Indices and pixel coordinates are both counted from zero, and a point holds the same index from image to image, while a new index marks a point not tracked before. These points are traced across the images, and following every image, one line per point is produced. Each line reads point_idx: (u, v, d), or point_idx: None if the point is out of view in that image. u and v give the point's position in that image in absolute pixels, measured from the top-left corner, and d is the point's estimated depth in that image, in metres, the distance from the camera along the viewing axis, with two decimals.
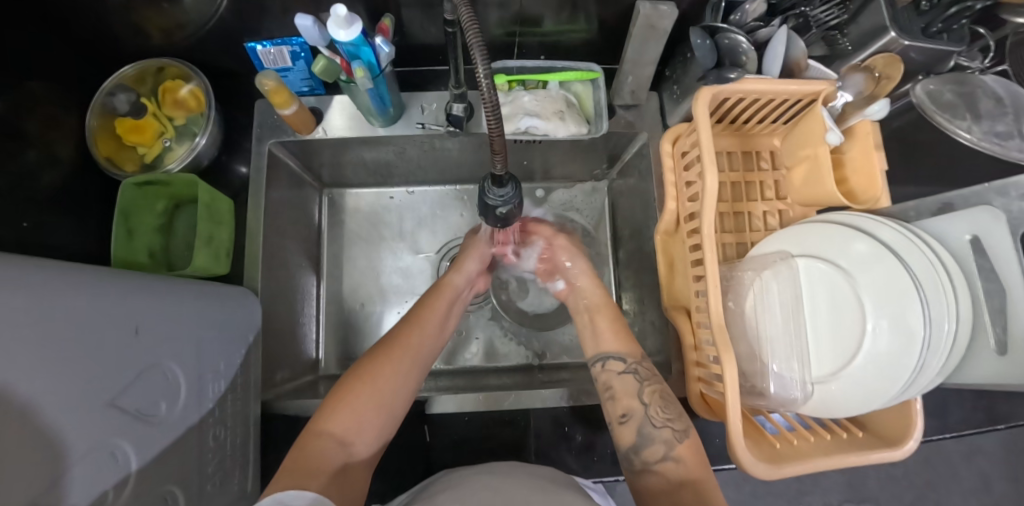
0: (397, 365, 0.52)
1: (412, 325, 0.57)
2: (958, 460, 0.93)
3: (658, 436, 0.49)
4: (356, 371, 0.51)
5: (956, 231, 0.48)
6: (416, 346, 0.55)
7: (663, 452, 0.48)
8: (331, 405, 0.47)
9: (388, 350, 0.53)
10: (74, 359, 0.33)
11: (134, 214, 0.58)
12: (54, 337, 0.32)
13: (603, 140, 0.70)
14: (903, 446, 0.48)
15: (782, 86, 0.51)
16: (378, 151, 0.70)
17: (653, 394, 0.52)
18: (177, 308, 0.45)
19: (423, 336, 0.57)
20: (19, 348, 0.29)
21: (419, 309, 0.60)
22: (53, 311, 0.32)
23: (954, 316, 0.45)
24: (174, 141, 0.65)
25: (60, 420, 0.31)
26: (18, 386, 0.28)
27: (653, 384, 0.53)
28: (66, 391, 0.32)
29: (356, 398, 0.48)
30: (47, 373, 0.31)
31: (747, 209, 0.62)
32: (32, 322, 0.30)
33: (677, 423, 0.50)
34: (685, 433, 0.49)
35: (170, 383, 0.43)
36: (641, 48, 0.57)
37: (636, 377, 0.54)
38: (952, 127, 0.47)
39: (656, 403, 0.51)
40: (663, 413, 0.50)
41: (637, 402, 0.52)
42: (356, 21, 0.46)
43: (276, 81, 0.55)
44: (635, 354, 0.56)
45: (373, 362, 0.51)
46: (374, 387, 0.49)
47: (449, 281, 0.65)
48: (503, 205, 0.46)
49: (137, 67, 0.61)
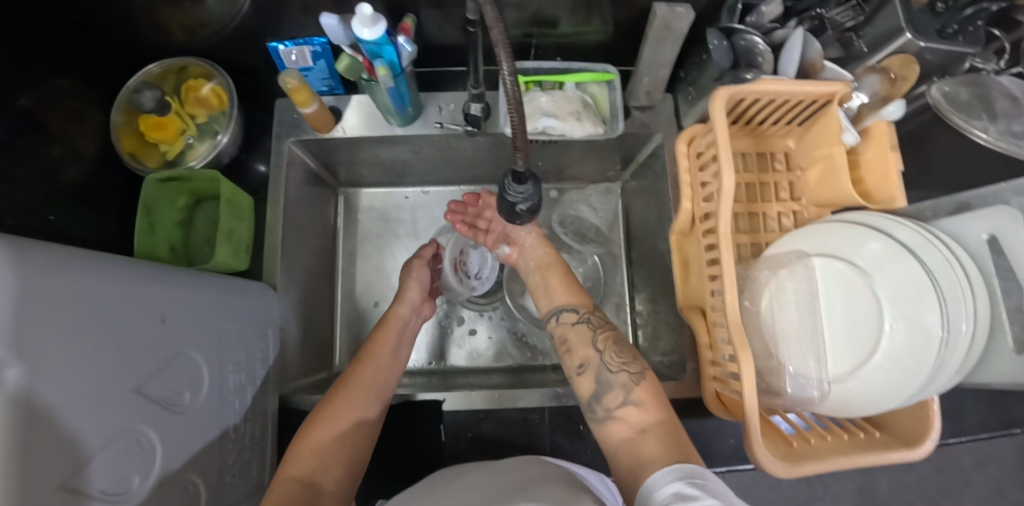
0: (354, 403, 0.52)
1: (364, 363, 0.57)
2: (970, 466, 0.92)
3: (615, 381, 0.48)
4: (315, 414, 0.50)
5: (972, 231, 0.48)
6: (370, 384, 0.55)
7: (622, 397, 0.46)
8: (295, 449, 0.47)
9: (342, 389, 0.53)
10: (105, 346, 0.34)
11: (156, 208, 0.59)
12: (89, 322, 0.32)
13: (618, 141, 0.71)
14: (921, 446, 0.48)
15: (798, 87, 0.51)
16: (394, 150, 0.71)
17: (607, 342, 0.52)
18: (202, 299, 0.46)
19: (377, 373, 0.57)
20: (56, 331, 0.29)
21: (370, 347, 0.60)
22: (91, 297, 0.33)
23: (972, 315, 0.45)
24: (196, 139, 0.65)
25: (89, 406, 0.32)
26: (52, 368, 0.29)
27: (606, 332, 0.53)
28: (95, 378, 0.32)
29: (320, 440, 0.48)
30: (78, 360, 0.31)
31: (762, 210, 0.62)
32: (72, 307, 0.31)
33: (632, 365, 0.49)
34: (642, 375, 0.48)
35: (194, 373, 0.43)
36: (656, 49, 0.58)
37: (590, 325, 0.54)
38: (970, 126, 0.48)
39: (610, 349, 0.51)
40: (620, 358, 0.50)
41: (591, 350, 0.51)
42: (381, 20, 0.47)
43: (298, 80, 0.56)
44: (587, 304, 0.57)
45: (330, 404, 0.51)
46: (334, 428, 0.49)
47: (395, 314, 0.65)
48: (523, 202, 0.47)
49: (162, 65, 0.63)
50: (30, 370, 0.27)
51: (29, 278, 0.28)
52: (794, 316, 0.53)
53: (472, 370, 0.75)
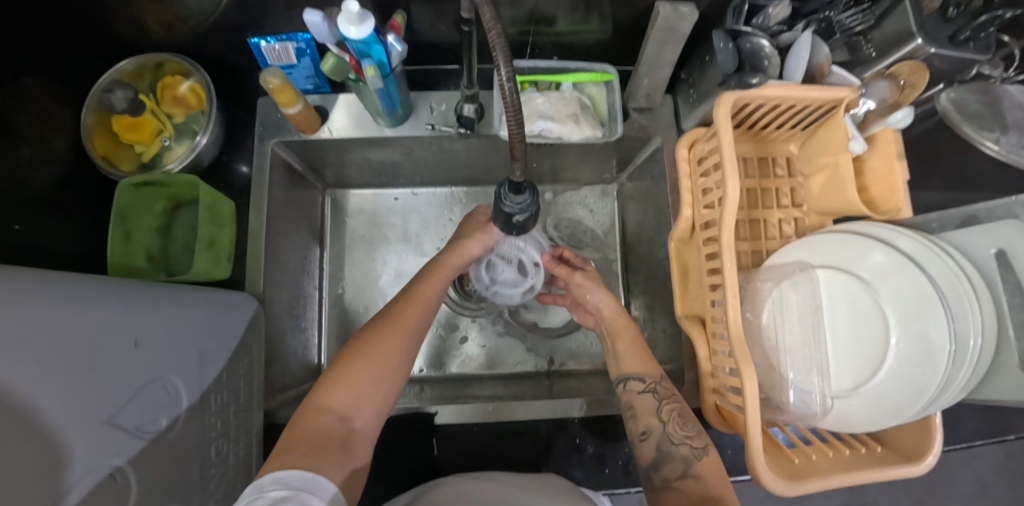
0: (395, 341, 0.49)
1: (405, 302, 0.53)
2: (956, 465, 0.92)
3: (677, 454, 0.48)
4: (353, 347, 0.48)
5: (980, 245, 0.47)
6: (412, 321, 0.51)
7: (681, 470, 0.47)
8: (332, 380, 0.45)
9: (387, 324, 0.50)
10: (74, 375, 0.31)
11: (132, 216, 0.56)
12: (53, 352, 0.30)
13: (616, 144, 0.68)
14: (921, 462, 0.47)
15: (806, 92, 0.49)
16: (384, 151, 0.68)
17: (672, 412, 0.51)
18: (178, 317, 0.43)
19: (422, 311, 0.52)
20: (16, 359, 0.27)
21: (414, 285, 0.55)
22: (52, 324, 0.31)
23: (980, 332, 0.44)
24: (173, 140, 0.62)
25: (58, 441, 0.29)
26: (15, 406, 0.26)
27: (672, 403, 0.52)
28: (65, 410, 0.30)
29: (358, 374, 0.45)
30: (44, 391, 0.29)
31: (763, 217, 0.60)
32: (37, 335, 0.29)
33: (695, 440, 0.49)
34: (705, 451, 0.48)
35: (171, 396, 0.41)
36: (658, 50, 0.56)
37: (657, 396, 0.52)
38: (980, 137, 0.48)
39: (675, 422, 0.50)
40: (682, 431, 0.50)
41: (655, 419, 0.51)
42: (369, 17, 0.44)
43: (281, 79, 0.53)
44: (654, 374, 0.54)
45: (373, 338, 0.48)
46: (374, 362, 0.47)
47: (446, 263, 0.58)
48: (520, 213, 0.45)
49: (134, 61, 0.59)
50: None
51: None
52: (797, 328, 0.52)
53: (468, 378, 0.73)
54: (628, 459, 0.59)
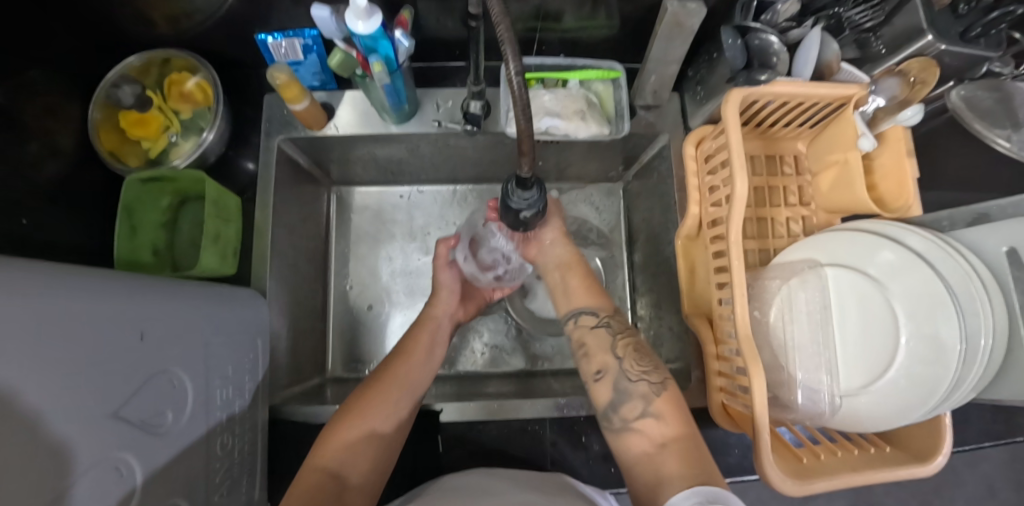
0: (387, 396, 0.52)
1: (398, 358, 0.57)
2: (962, 466, 0.91)
3: (635, 390, 0.48)
4: (348, 405, 0.50)
5: (991, 242, 0.47)
6: (406, 374, 0.55)
7: (641, 409, 0.47)
8: (325, 439, 0.47)
9: (378, 380, 0.53)
10: (79, 369, 0.31)
11: (137, 211, 0.55)
12: (61, 344, 0.30)
13: (622, 141, 0.68)
14: (932, 462, 0.47)
15: (815, 89, 0.49)
16: (390, 148, 0.68)
17: (627, 348, 0.52)
18: (184, 311, 0.43)
19: (411, 364, 0.56)
20: (24, 354, 0.27)
21: (405, 344, 0.59)
22: (60, 316, 0.30)
23: (990, 332, 0.44)
24: (180, 136, 0.62)
25: (60, 435, 0.29)
26: (21, 400, 0.26)
27: (627, 339, 0.53)
28: (68, 403, 0.30)
29: (350, 431, 0.48)
30: (52, 381, 0.29)
31: (771, 215, 0.60)
32: (44, 330, 0.29)
33: (652, 375, 0.49)
34: (663, 385, 0.48)
35: (177, 391, 0.41)
36: (665, 47, 0.55)
37: (609, 330, 0.54)
38: (992, 135, 0.52)
39: (630, 357, 0.51)
40: (639, 366, 0.50)
41: (610, 357, 0.52)
42: (377, 13, 0.44)
43: (288, 75, 0.52)
44: (605, 309, 0.57)
45: (364, 396, 0.51)
46: (365, 417, 0.49)
47: (430, 315, 0.64)
48: (527, 209, 0.44)
49: (142, 58, 0.58)
50: None
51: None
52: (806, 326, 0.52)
53: (476, 375, 0.73)
54: None
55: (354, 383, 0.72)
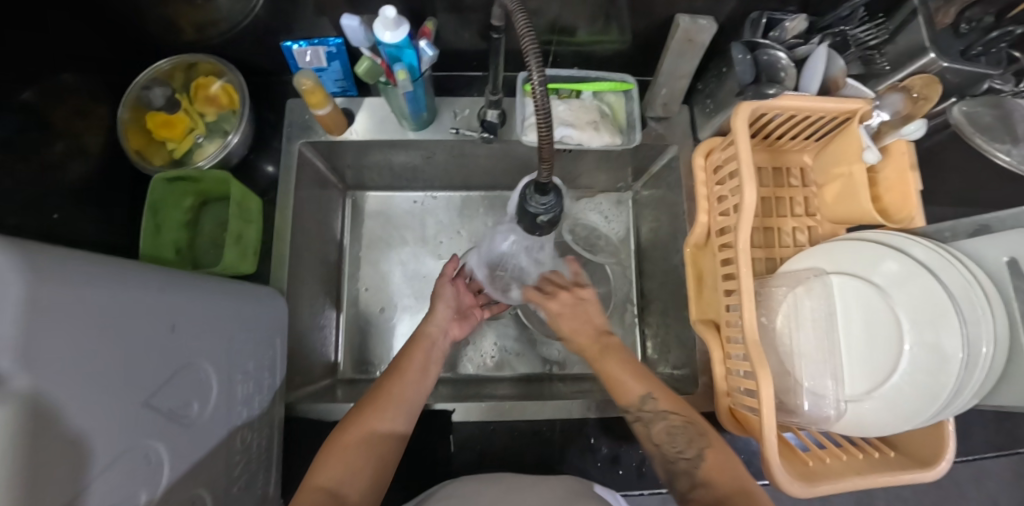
0: (382, 412, 0.52)
1: (393, 376, 0.56)
2: (966, 480, 0.92)
3: (679, 470, 0.49)
4: (347, 423, 0.51)
5: (992, 252, 0.48)
6: (401, 393, 0.54)
7: (690, 482, 0.48)
8: (325, 455, 0.48)
9: (377, 396, 0.53)
10: (113, 357, 0.32)
11: (163, 210, 0.57)
12: (99, 331, 0.31)
13: (632, 152, 0.70)
14: (935, 467, 0.48)
15: (821, 104, 0.51)
16: (406, 154, 0.70)
17: (661, 432, 0.51)
18: (210, 304, 0.44)
19: (405, 382, 0.56)
20: (66, 339, 0.28)
21: (398, 363, 0.58)
22: (99, 304, 0.32)
23: (993, 339, 0.44)
24: (205, 138, 0.64)
25: (94, 417, 0.30)
26: (61, 381, 0.27)
27: (659, 423, 0.51)
28: (102, 390, 0.31)
29: (348, 448, 0.48)
30: (88, 366, 0.30)
31: (777, 225, 0.62)
32: (83, 318, 0.30)
33: (689, 452, 0.49)
34: (700, 457, 0.49)
35: (201, 383, 0.42)
36: (676, 62, 0.58)
37: (642, 422, 0.52)
38: (991, 148, 0.53)
39: (665, 442, 0.51)
40: (674, 447, 0.50)
41: (651, 445, 0.52)
42: (404, 23, 0.46)
43: (313, 82, 0.55)
44: (630, 401, 0.53)
45: (364, 409, 0.52)
46: (360, 436, 0.49)
47: (423, 332, 0.63)
48: (544, 213, 0.46)
49: (171, 61, 0.61)
50: (37, 385, 0.25)
51: (40, 284, 0.27)
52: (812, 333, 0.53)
53: (481, 379, 0.74)
54: (642, 460, 0.59)
55: (364, 383, 0.73)
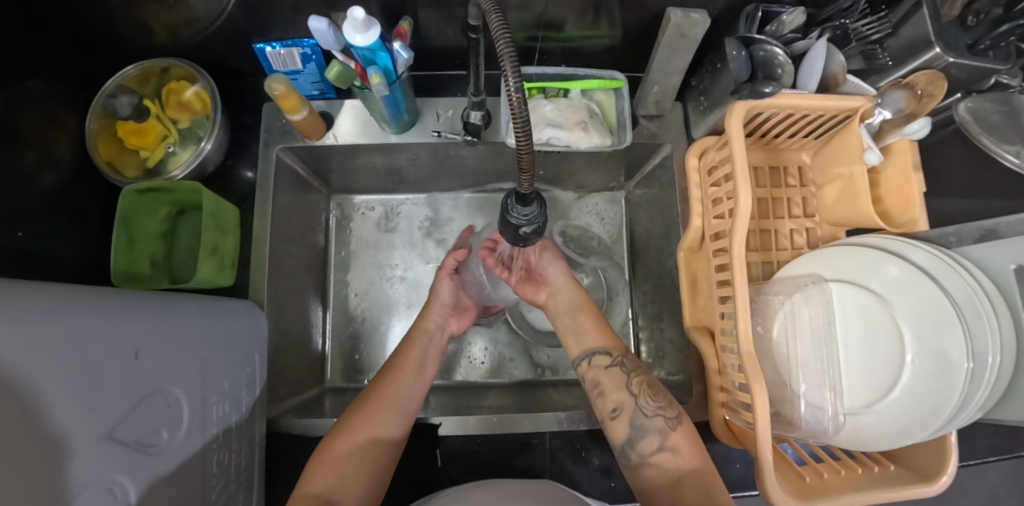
0: (375, 415, 0.51)
1: (388, 377, 0.56)
2: (966, 476, 0.87)
3: (650, 426, 0.48)
4: (336, 430, 0.50)
5: (998, 260, 0.46)
6: (395, 393, 0.54)
7: (657, 443, 0.47)
8: (316, 462, 0.47)
9: (368, 401, 0.52)
10: (73, 390, 0.30)
11: (136, 222, 0.55)
12: (54, 366, 0.29)
13: (624, 151, 0.68)
14: (936, 482, 0.46)
15: (822, 102, 0.48)
16: (390, 157, 0.68)
17: (641, 385, 0.52)
18: (177, 326, 0.42)
19: (401, 383, 0.55)
20: (19, 379, 0.26)
21: (394, 361, 0.59)
22: (52, 336, 0.30)
23: (998, 349, 0.43)
24: (178, 145, 0.62)
25: (58, 458, 0.28)
26: (16, 425, 0.26)
27: (640, 376, 0.53)
28: (64, 430, 0.29)
29: (340, 456, 0.47)
30: (46, 404, 0.28)
31: (774, 227, 0.59)
32: (34, 353, 0.28)
33: (667, 410, 0.50)
34: (677, 420, 0.49)
35: (172, 409, 0.40)
36: (668, 57, 0.55)
37: (623, 369, 0.54)
38: (999, 149, 0.50)
39: (645, 394, 0.51)
40: (654, 403, 0.50)
41: (625, 394, 0.51)
42: (375, 24, 0.44)
43: (287, 86, 0.52)
44: (619, 348, 0.57)
45: (356, 413, 0.51)
46: (357, 441, 0.49)
47: (420, 328, 0.64)
48: (526, 225, 0.44)
49: (140, 67, 0.58)
50: None
51: None
52: (810, 344, 0.50)
53: (475, 385, 0.72)
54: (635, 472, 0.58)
55: (352, 392, 0.71)
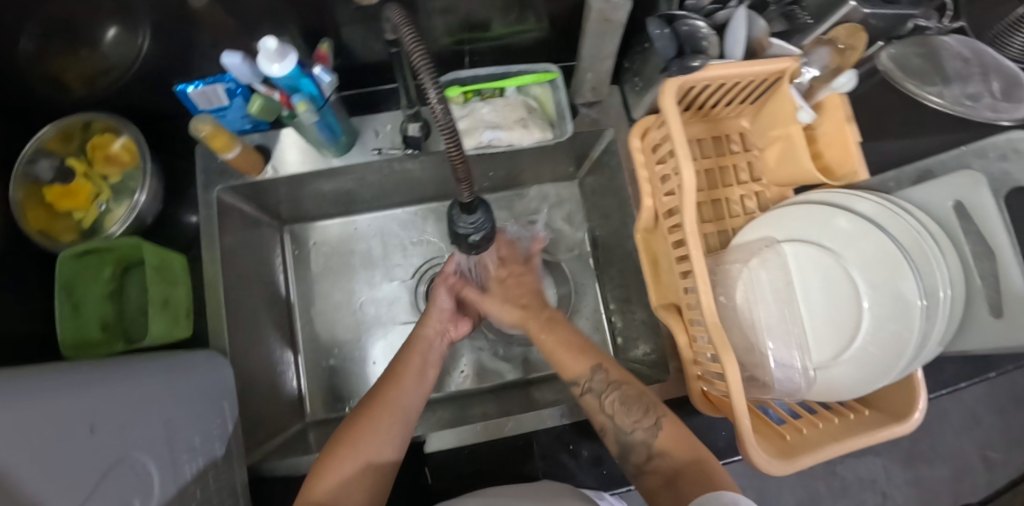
0: (378, 425, 0.48)
1: (389, 383, 0.53)
2: (949, 401, 0.90)
3: (635, 441, 0.47)
4: (340, 435, 0.48)
5: (937, 199, 0.48)
6: (397, 401, 0.51)
7: (646, 452, 0.46)
8: (315, 474, 0.45)
9: (369, 409, 0.50)
10: (42, 462, 0.29)
11: (78, 286, 0.53)
12: (20, 439, 0.28)
13: (569, 141, 0.68)
14: (910, 420, 0.47)
15: (748, 68, 0.48)
16: (337, 181, 0.66)
17: (614, 403, 0.49)
18: (130, 392, 0.41)
19: (402, 388, 0.53)
20: None
21: (395, 366, 0.56)
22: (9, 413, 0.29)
23: (948, 283, 0.45)
24: (112, 202, 0.60)
25: None
26: None
27: (612, 393, 0.50)
28: (45, 492, 0.28)
29: (339, 466, 0.45)
30: (22, 481, 0.27)
31: (725, 196, 0.60)
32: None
33: (645, 421, 0.47)
34: (658, 426, 0.47)
35: (140, 477, 0.38)
36: (598, 41, 0.54)
37: (595, 394, 0.51)
38: (923, 92, 0.48)
39: (618, 412, 0.49)
40: (629, 418, 0.48)
41: (604, 417, 0.50)
42: (290, 52, 0.43)
43: (213, 125, 0.50)
44: (584, 372, 0.52)
45: (356, 422, 0.49)
46: (359, 451, 0.46)
47: (420, 335, 0.61)
48: (474, 233, 0.43)
49: (59, 126, 0.55)
50: None
51: None
52: (771, 305, 0.51)
53: (462, 396, 0.72)
54: None
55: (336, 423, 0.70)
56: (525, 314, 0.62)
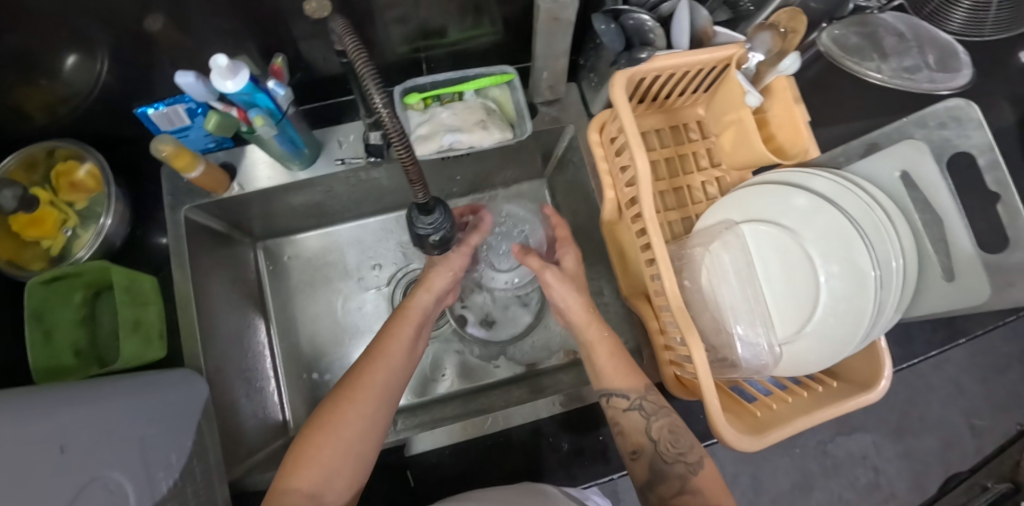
0: (360, 406, 0.48)
1: (371, 360, 0.52)
2: (929, 372, 0.92)
3: (672, 472, 0.46)
4: (316, 420, 0.47)
5: (885, 170, 0.50)
6: (376, 379, 0.50)
7: (680, 485, 0.46)
8: (293, 461, 0.44)
9: (349, 392, 0.49)
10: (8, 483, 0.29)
11: (48, 314, 0.53)
12: None
13: (532, 140, 0.69)
14: (876, 387, 0.48)
15: (695, 56, 0.49)
16: (307, 193, 0.67)
17: (662, 429, 0.49)
18: (94, 414, 0.40)
19: (390, 366, 0.52)
20: None
21: (382, 341, 0.55)
22: None
23: (899, 252, 0.46)
24: (78, 228, 0.59)
25: None
26: None
27: (661, 418, 0.50)
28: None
29: (320, 450, 0.45)
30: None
31: (685, 183, 0.62)
32: None
33: (690, 455, 0.47)
34: (700, 463, 0.47)
35: (116, 494, 0.37)
36: (550, 40, 0.55)
37: (642, 414, 0.50)
38: (864, 69, 0.52)
39: (665, 438, 0.48)
40: (675, 447, 0.48)
41: (645, 438, 0.49)
42: (242, 68, 0.44)
43: (174, 144, 0.51)
44: (638, 388, 0.51)
45: (338, 403, 0.48)
46: (340, 435, 0.46)
47: (415, 303, 0.60)
48: (434, 233, 0.44)
49: (20, 155, 0.57)
50: None
51: None
52: (734, 286, 0.52)
53: (450, 397, 0.72)
54: (605, 445, 0.60)
55: None
56: (592, 314, 0.57)
